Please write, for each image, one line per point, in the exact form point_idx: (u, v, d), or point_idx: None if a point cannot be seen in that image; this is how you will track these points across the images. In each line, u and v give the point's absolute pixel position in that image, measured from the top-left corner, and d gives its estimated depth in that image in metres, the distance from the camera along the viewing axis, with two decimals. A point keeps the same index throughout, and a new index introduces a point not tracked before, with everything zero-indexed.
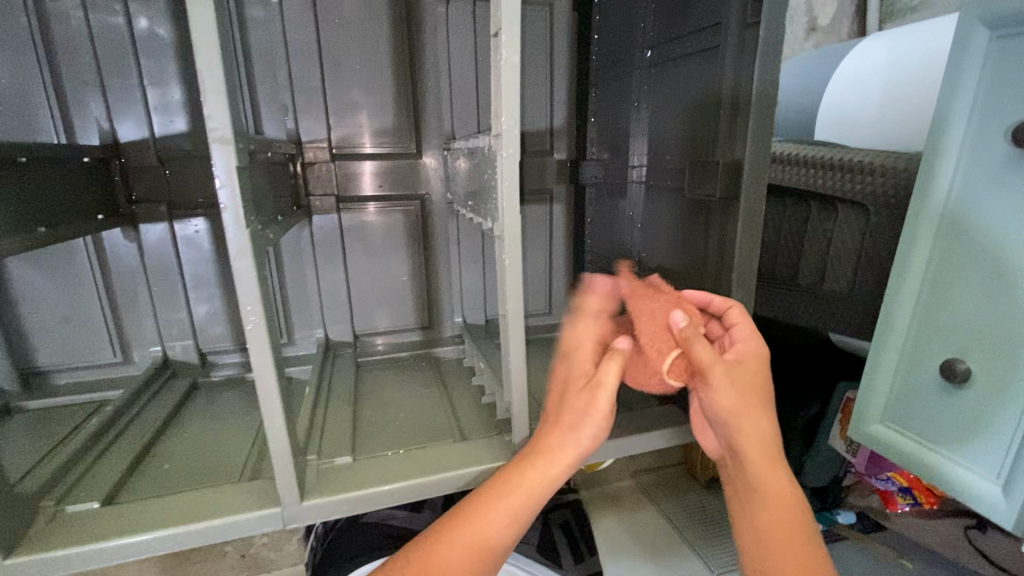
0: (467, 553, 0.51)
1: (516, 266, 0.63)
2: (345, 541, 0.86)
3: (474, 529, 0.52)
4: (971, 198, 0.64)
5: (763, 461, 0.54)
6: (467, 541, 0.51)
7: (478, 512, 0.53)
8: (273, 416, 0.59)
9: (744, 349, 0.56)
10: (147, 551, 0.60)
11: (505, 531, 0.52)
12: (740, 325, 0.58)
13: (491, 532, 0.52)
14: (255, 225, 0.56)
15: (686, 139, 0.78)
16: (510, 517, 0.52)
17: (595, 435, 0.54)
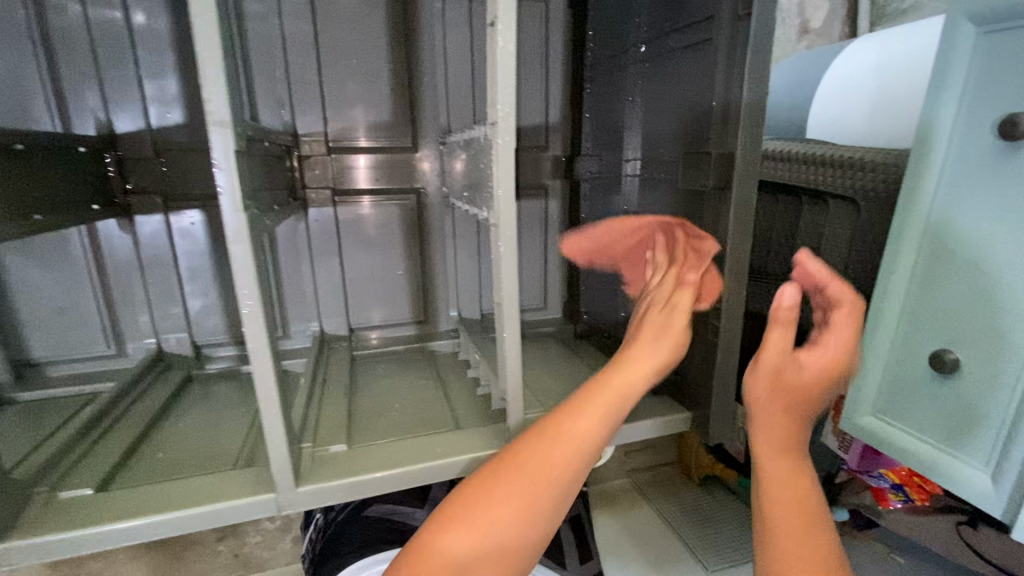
0: (569, 439, 0.59)
1: (512, 254, 0.64)
2: (349, 537, 0.84)
3: (567, 428, 0.60)
4: (957, 191, 0.67)
5: (773, 449, 0.66)
6: (559, 437, 0.59)
7: (571, 415, 0.61)
8: (268, 400, 0.59)
9: (835, 347, 0.67)
10: (142, 536, 0.60)
11: (597, 428, 0.60)
12: (842, 322, 0.68)
13: (584, 427, 0.60)
14: (252, 210, 0.56)
15: (680, 131, 0.79)
16: (600, 417, 0.61)
17: (670, 348, 0.65)
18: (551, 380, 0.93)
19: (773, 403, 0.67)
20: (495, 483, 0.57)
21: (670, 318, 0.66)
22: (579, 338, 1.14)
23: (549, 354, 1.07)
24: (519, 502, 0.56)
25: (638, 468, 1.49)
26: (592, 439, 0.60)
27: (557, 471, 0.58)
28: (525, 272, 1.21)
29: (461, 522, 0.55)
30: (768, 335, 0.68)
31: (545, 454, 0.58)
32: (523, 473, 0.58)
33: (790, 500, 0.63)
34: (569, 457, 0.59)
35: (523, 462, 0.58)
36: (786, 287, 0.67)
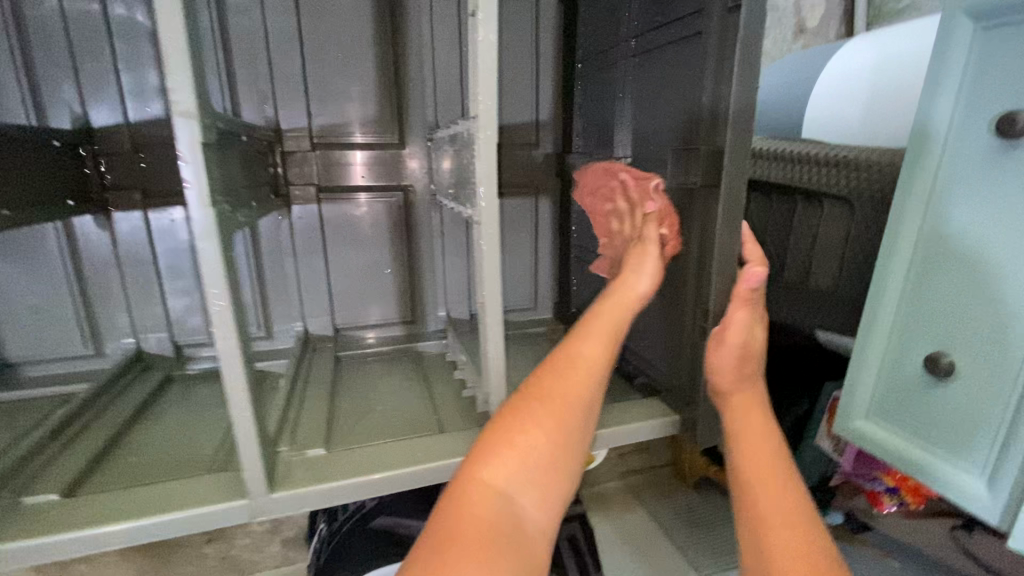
0: (575, 363, 0.56)
1: (494, 252, 0.62)
2: (349, 548, 0.80)
3: (575, 352, 0.57)
4: (952, 191, 0.65)
5: (746, 411, 0.63)
6: (572, 363, 0.56)
7: (573, 343, 0.58)
8: (238, 403, 0.57)
9: (734, 323, 0.65)
10: (109, 544, 0.58)
11: (606, 352, 0.57)
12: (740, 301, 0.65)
13: (593, 351, 0.57)
14: (223, 206, 0.54)
15: (668, 127, 0.76)
16: (605, 341, 0.58)
17: (655, 274, 0.63)
18: None
19: (734, 384, 0.65)
20: (523, 416, 0.53)
21: (646, 248, 0.66)
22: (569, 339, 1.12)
23: (537, 354, 1.05)
24: (554, 432, 0.52)
25: (632, 470, 1.47)
26: (602, 360, 0.57)
27: (581, 396, 0.55)
28: (514, 271, 1.19)
29: (499, 457, 0.50)
30: (730, 315, 0.65)
31: (563, 380, 0.55)
32: (550, 400, 0.54)
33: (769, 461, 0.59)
34: (586, 381, 0.55)
35: (547, 392, 0.54)
36: (750, 269, 0.65)
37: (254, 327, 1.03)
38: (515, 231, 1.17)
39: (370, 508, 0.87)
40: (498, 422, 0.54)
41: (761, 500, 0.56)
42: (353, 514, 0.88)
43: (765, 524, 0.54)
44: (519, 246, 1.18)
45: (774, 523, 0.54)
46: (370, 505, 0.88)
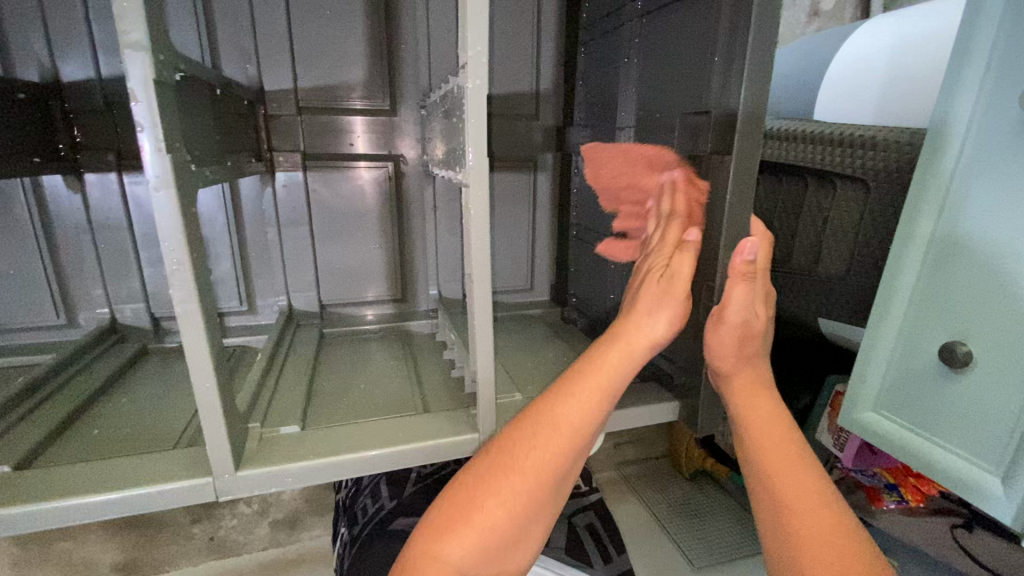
0: (552, 427, 0.55)
1: (483, 216, 0.57)
2: (372, 553, 0.77)
3: (558, 414, 0.56)
4: (976, 168, 0.63)
5: (757, 393, 0.62)
6: (554, 426, 0.55)
7: (559, 401, 0.56)
8: (200, 371, 0.52)
9: (735, 303, 0.60)
10: (60, 520, 0.54)
11: (588, 416, 0.56)
12: (741, 284, 0.60)
13: (574, 414, 0.56)
14: (183, 156, 0.49)
15: (677, 90, 0.71)
16: (588, 407, 0.56)
17: (673, 322, 0.59)
18: (530, 364, 0.87)
19: (737, 366, 0.62)
20: (487, 486, 0.53)
21: (673, 284, 0.60)
22: (567, 322, 1.07)
23: (532, 337, 1.00)
24: (516, 507, 0.53)
25: (627, 461, 1.44)
26: (584, 426, 0.56)
27: (552, 467, 0.55)
28: (511, 252, 1.14)
29: (458, 534, 0.51)
30: (728, 292, 0.60)
31: (537, 450, 0.54)
32: (520, 473, 0.54)
33: (780, 446, 0.59)
34: (562, 452, 0.55)
35: (516, 461, 0.54)
36: (744, 242, 0.61)
37: (237, 300, 0.99)
38: (513, 210, 1.12)
39: (390, 510, 0.85)
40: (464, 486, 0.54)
41: (784, 487, 0.56)
42: (373, 517, 0.85)
43: (790, 507, 0.55)
44: (516, 226, 1.13)
45: (799, 507, 0.54)
46: (389, 508, 0.85)
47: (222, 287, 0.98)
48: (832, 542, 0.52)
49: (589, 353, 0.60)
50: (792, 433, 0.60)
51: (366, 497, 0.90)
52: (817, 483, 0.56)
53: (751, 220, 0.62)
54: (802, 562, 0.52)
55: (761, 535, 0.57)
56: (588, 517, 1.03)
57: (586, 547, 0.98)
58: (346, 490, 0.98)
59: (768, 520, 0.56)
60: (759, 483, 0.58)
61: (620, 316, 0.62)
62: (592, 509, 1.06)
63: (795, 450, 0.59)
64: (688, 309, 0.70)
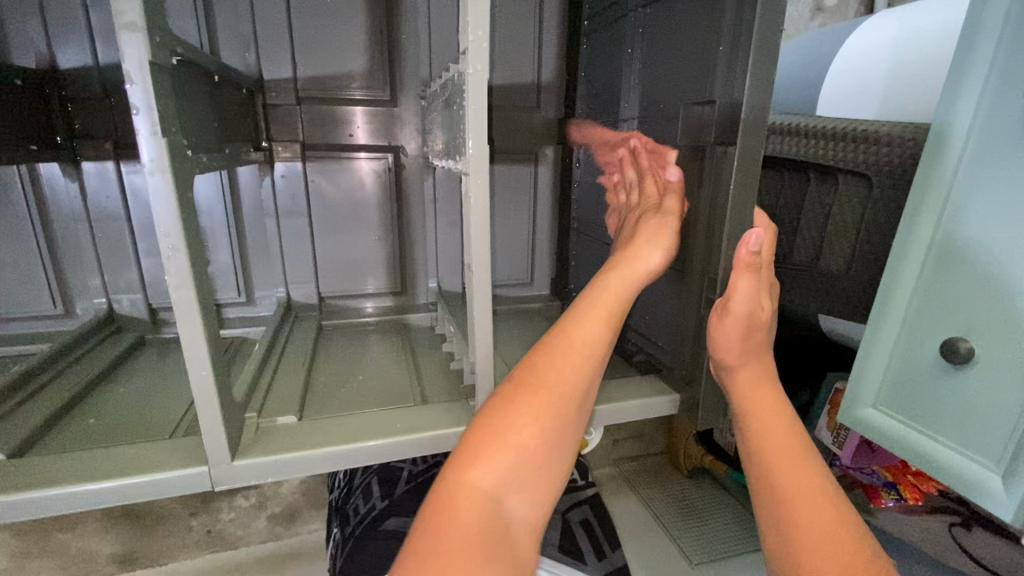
0: (567, 347, 0.56)
1: (483, 204, 0.56)
2: (363, 553, 0.76)
3: (571, 336, 0.56)
4: (983, 162, 0.63)
5: (760, 387, 0.61)
6: (569, 347, 0.56)
7: (569, 325, 0.57)
8: (195, 359, 0.51)
9: (740, 291, 0.60)
10: (54, 509, 0.54)
11: (601, 336, 0.57)
12: (746, 276, 0.60)
13: (587, 334, 0.56)
14: (180, 140, 0.49)
15: (680, 80, 0.70)
16: (599, 326, 0.57)
17: (666, 248, 0.61)
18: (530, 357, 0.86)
19: (741, 359, 0.61)
20: (513, 410, 0.53)
21: (666, 218, 0.62)
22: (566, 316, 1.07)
23: (532, 331, 1.00)
24: (544, 426, 0.52)
25: (625, 458, 1.44)
26: (598, 345, 0.57)
27: (571, 385, 0.55)
28: (511, 245, 1.14)
29: (490, 458, 0.50)
30: (735, 283, 0.60)
31: (556, 370, 0.54)
32: (542, 393, 0.53)
33: (782, 439, 0.58)
34: (579, 370, 0.55)
35: (538, 383, 0.54)
36: (749, 233, 0.60)
37: (235, 291, 0.99)
38: (514, 203, 1.11)
39: (382, 510, 0.84)
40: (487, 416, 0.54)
41: (787, 483, 0.55)
42: (365, 517, 0.84)
43: (792, 503, 0.54)
44: (517, 219, 1.13)
45: (801, 502, 0.54)
46: (381, 507, 0.84)
47: (220, 279, 0.97)
48: (835, 539, 0.52)
49: (593, 283, 0.60)
50: (793, 427, 0.60)
51: (357, 497, 0.89)
52: (820, 474, 0.56)
53: (756, 208, 0.61)
54: (804, 559, 0.52)
55: (763, 531, 0.57)
56: (582, 513, 1.03)
57: (580, 543, 0.98)
58: (338, 492, 0.97)
59: (769, 515, 0.56)
60: (762, 477, 0.57)
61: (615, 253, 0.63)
62: (587, 504, 1.06)
63: (798, 446, 0.58)
64: (689, 301, 0.69)
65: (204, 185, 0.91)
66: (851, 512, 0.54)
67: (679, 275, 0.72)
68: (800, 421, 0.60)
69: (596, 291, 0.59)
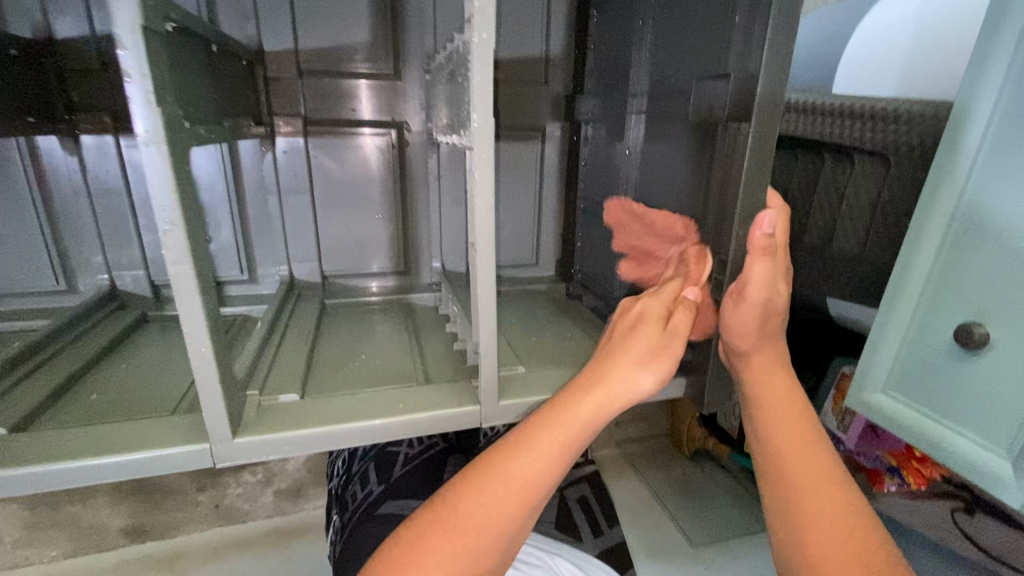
0: (508, 481, 0.49)
1: (488, 180, 0.54)
2: (361, 536, 0.76)
3: (511, 469, 0.50)
4: (1005, 144, 0.63)
5: (775, 370, 0.60)
6: (508, 477, 0.50)
7: (514, 451, 0.51)
8: (195, 336, 0.51)
9: (755, 276, 0.56)
10: (56, 484, 0.54)
11: (544, 474, 0.50)
12: (761, 262, 0.56)
13: (530, 466, 0.50)
14: (174, 108, 0.47)
15: (692, 53, 0.67)
16: (546, 467, 0.50)
17: (661, 376, 0.54)
18: (533, 340, 0.86)
19: (756, 345, 0.59)
20: (424, 539, 0.47)
21: (669, 339, 0.55)
22: (571, 298, 1.05)
23: (536, 312, 0.99)
24: (451, 572, 0.46)
25: (629, 441, 1.44)
26: (539, 483, 0.50)
27: (495, 526, 0.48)
28: (516, 225, 1.12)
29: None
30: (749, 268, 0.56)
31: (481, 504, 0.49)
32: (460, 526, 0.48)
33: (793, 424, 0.57)
34: (515, 507, 0.49)
35: (456, 519, 0.48)
36: (763, 213, 0.55)
37: (238, 269, 0.98)
38: (519, 181, 1.09)
39: (378, 495, 0.84)
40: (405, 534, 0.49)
41: (796, 466, 0.54)
42: (362, 503, 0.84)
43: (800, 486, 0.53)
44: (522, 197, 1.11)
45: (810, 485, 0.53)
46: (378, 492, 0.84)
47: (223, 257, 0.96)
48: (841, 520, 0.51)
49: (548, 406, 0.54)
50: (804, 411, 0.58)
51: (355, 484, 0.89)
52: (827, 462, 0.55)
53: (768, 190, 0.58)
54: (810, 540, 0.50)
55: (768, 517, 0.56)
56: (580, 490, 1.04)
57: (575, 521, 0.98)
58: (337, 479, 0.97)
59: (773, 496, 0.55)
60: (769, 462, 0.56)
61: (600, 361, 0.57)
62: (584, 482, 1.07)
63: (808, 429, 0.57)
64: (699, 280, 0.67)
65: (201, 159, 0.89)
66: (859, 498, 0.53)
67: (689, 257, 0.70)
68: (813, 406, 0.59)
69: (554, 413, 0.52)
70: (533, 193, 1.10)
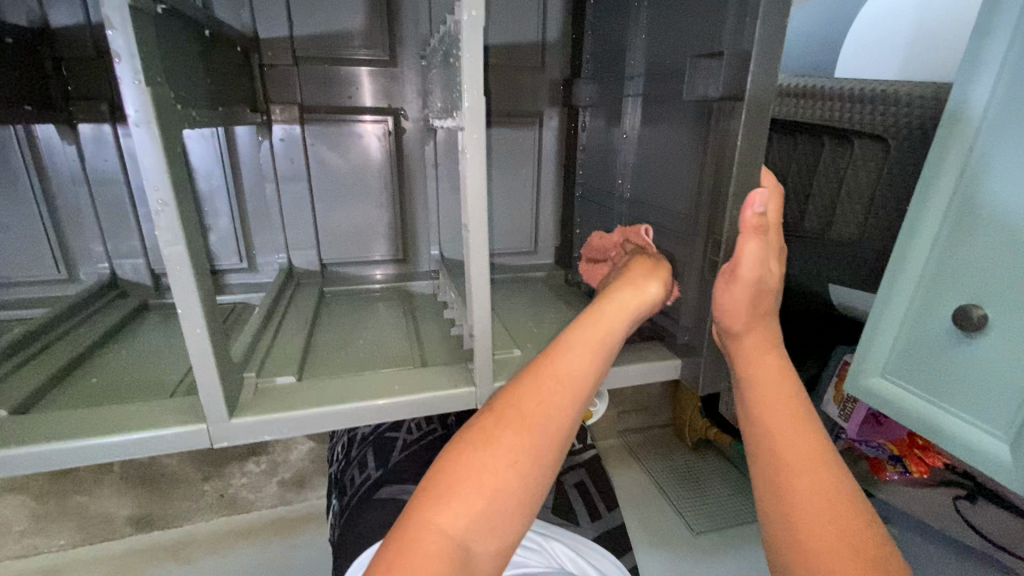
0: (558, 379, 0.50)
1: (479, 160, 0.54)
2: (363, 520, 0.77)
3: (558, 368, 0.50)
4: (1005, 123, 0.62)
5: (768, 351, 0.60)
6: (555, 376, 0.50)
7: (558, 353, 0.52)
8: (190, 318, 0.51)
9: (747, 256, 0.56)
10: (55, 464, 0.54)
11: (588, 371, 0.51)
12: (753, 242, 0.56)
13: (575, 364, 0.51)
14: (165, 87, 0.47)
15: (686, 33, 0.66)
16: (586, 361, 0.51)
17: (664, 280, 0.59)
18: (531, 325, 0.86)
19: (747, 326, 0.59)
20: (485, 439, 0.47)
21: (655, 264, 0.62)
22: (570, 285, 1.05)
23: (535, 299, 0.99)
24: (520, 464, 0.46)
25: (630, 429, 1.44)
26: (585, 378, 0.51)
27: (555, 421, 0.48)
28: (514, 213, 1.12)
29: (458, 491, 0.45)
30: (741, 249, 0.57)
31: (539, 401, 0.48)
32: (522, 425, 0.47)
33: (785, 404, 0.57)
34: (568, 401, 0.49)
35: (514, 418, 0.48)
36: (754, 194, 0.55)
37: (237, 257, 0.99)
38: (517, 168, 1.09)
39: (374, 481, 0.84)
40: (463, 440, 0.48)
41: (786, 444, 0.54)
42: (360, 488, 0.85)
43: (789, 466, 0.53)
44: (520, 184, 1.10)
45: (802, 466, 0.53)
46: (376, 476, 0.85)
47: (221, 246, 0.97)
48: (831, 501, 0.51)
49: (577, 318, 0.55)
50: (796, 391, 0.58)
51: (354, 467, 0.90)
52: (820, 439, 0.55)
53: (763, 170, 0.58)
54: (799, 520, 0.50)
55: (758, 496, 0.56)
56: (578, 475, 1.05)
57: (574, 505, 0.99)
58: (336, 465, 0.97)
59: (765, 476, 0.55)
60: (758, 442, 0.56)
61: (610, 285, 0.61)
62: (583, 468, 1.07)
63: (800, 411, 0.56)
64: (693, 260, 0.67)
65: (195, 144, 0.90)
66: (850, 475, 0.53)
67: (684, 239, 0.70)
68: (804, 388, 0.59)
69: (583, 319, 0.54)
70: (531, 180, 1.11)
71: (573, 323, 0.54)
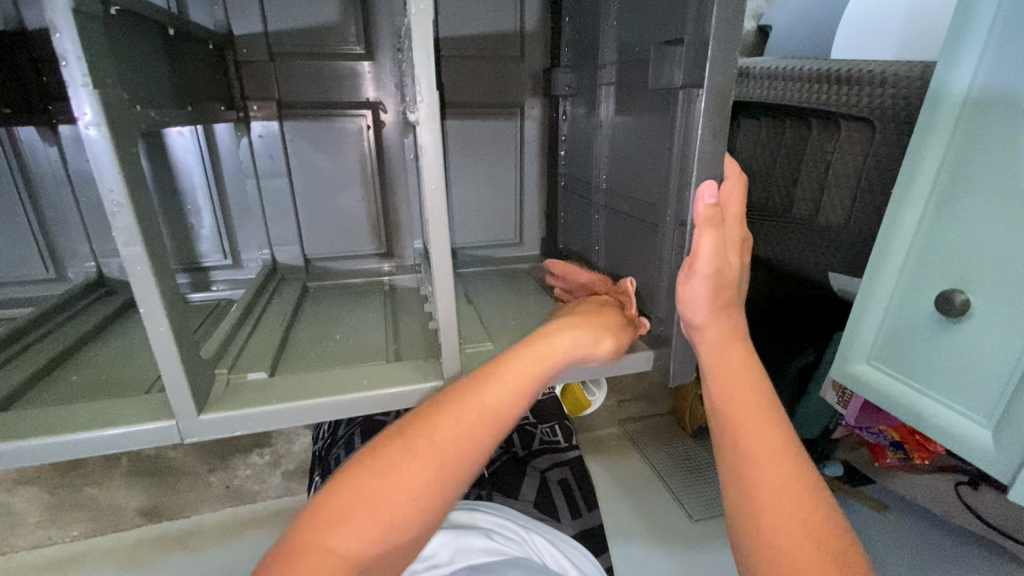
0: (483, 408, 0.50)
1: (435, 154, 0.54)
2: None
3: (485, 396, 0.51)
4: (991, 102, 0.60)
5: (734, 343, 0.60)
6: (481, 406, 0.50)
7: (485, 383, 0.52)
8: (151, 315, 0.52)
9: (703, 249, 0.57)
10: (29, 460, 0.56)
11: (516, 407, 0.52)
12: (709, 235, 0.57)
13: (503, 400, 0.51)
14: (116, 90, 0.48)
15: (653, 16, 0.65)
16: (518, 404, 0.52)
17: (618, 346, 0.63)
18: (512, 317, 0.86)
19: (712, 316, 0.60)
20: (397, 467, 0.46)
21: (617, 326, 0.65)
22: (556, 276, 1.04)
23: (520, 292, 0.98)
24: (427, 492, 0.46)
25: (630, 418, 1.44)
26: (510, 414, 0.51)
27: (473, 451, 0.48)
28: (498, 203, 1.12)
29: (357, 520, 0.44)
30: (698, 240, 0.57)
31: (454, 434, 0.48)
32: (437, 451, 0.47)
33: (750, 397, 0.56)
34: (490, 434, 0.49)
35: (431, 446, 0.47)
36: (705, 185, 0.57)
37: (222, 254, 1.00)
38: (500, 159, 1.09)
39: None
40: (368, 462, 0.47)
41: (752, 438, 0.54)
42: None
43: (754, 458, 0.53)
44: (503, 175, 1.10)
45: (764, 458, 0.52)
46: None
47: (205, 243, 0.98)
48: (792, 491, 0.50)
49: (515, 347, 0.57)
50: (762, 383, 0.58)
51: (339, 449, 0.92)
52: (782, 429, 0.55)
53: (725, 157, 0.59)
54: (760, 511, 0.50)
55: (722, 488, 0.55)
56: (562, 473, 1.05)
57: (555, 500, 1.00)
58: (324, 443, 1.00)
59: (728, 471, 0.54)
60: (725, 433, 0.56)
61: (561, 332, 0.60)
62: (567, 465, 1.07)
63: (765, 404, 0.56)
64: (664, 252, 0.66)
65: (176, 142, 0.91)
66: (811, 464, 0.53)
67: (655, 229, 0.69)
68: (769, 379, 0.59)
69: (521, 360, 0.55)
70: (515, 169, 1.10)
71: (508, 358, 0.54)
